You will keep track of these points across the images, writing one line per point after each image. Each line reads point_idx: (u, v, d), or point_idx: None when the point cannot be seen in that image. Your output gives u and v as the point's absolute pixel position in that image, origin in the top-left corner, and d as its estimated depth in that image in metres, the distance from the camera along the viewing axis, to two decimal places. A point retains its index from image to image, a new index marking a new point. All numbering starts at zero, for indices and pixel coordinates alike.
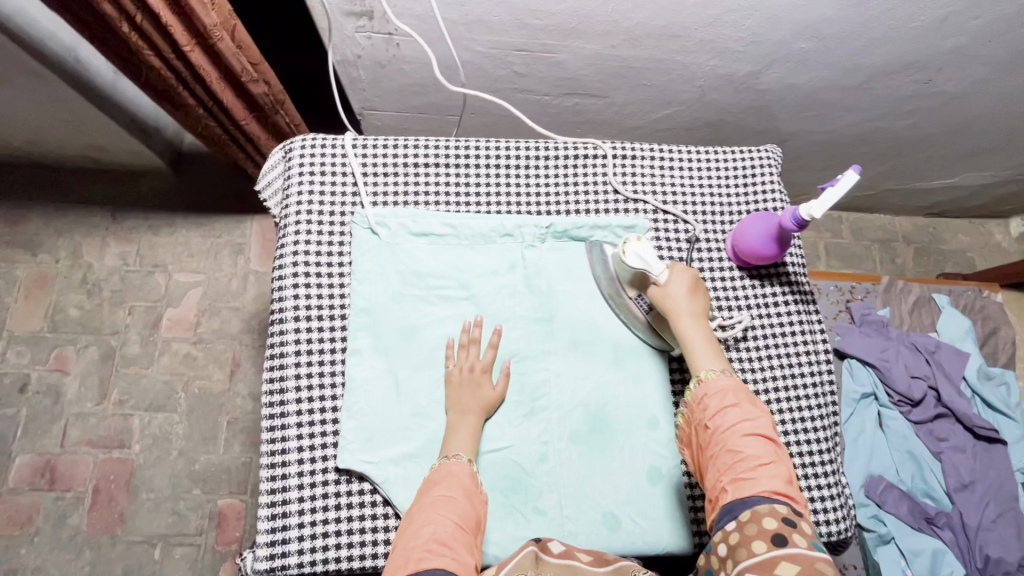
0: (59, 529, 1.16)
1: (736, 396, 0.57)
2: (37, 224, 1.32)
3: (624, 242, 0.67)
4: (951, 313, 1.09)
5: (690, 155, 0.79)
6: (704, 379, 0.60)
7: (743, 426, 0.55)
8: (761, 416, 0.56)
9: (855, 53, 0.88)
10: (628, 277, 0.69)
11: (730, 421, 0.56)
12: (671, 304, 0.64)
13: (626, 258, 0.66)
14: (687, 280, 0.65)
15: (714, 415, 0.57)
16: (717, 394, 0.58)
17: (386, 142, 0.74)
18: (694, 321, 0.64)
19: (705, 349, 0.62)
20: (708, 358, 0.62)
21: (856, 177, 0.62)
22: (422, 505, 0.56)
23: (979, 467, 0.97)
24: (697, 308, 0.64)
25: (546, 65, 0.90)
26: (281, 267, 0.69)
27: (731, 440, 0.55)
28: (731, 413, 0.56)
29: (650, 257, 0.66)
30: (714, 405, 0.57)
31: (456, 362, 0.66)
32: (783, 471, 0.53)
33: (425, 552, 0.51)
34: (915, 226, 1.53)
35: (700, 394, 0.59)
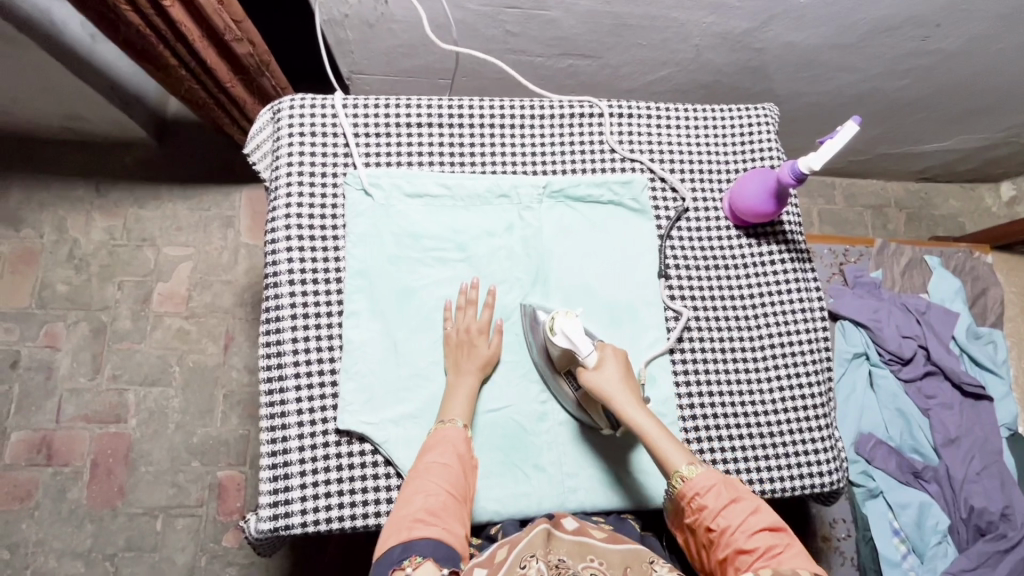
0: (59, 502, 1.17)
1: (728, 488, 0.58)
2: (18, 198, 1.29)
3: (553, 316, 0.62)
4: (942, 275, 1.10)
5: (687, 113, 0.78)
6: (686, 476, 0.58)
7: (751, 521, 0.56)
8: (760, 505, 0.57)
9: (855, 8, 0.86)
10: (555, 356, 0.64)
11: (735, 519, 0.56)
12: (612, 393, 0.61)
13: (554, 336, 0.62)
14: (617, 363, 0.63)
15: (716, 516, 0.57)
16: (710, 491, 0.58)
17: (378, 101, 0.72)
18: (638, 409, 0.61)
19: (668, 440, 0.60)
20: (676, 451, 0.60)
21: (858, 128, 0.60)
22: (417, 471, 0.57)
23: (966, 423, 0.99)
24: (637, 393, 0.62)
25: (540, 23, 0.88)
26: (273, 230, 0.68)
27: (741, 539, 0.55)
28: (735, 510, 0.56)
29: (579, 335, 0.61)
30: (713, 505, 0.57)
31: (453, 324, 0.66)
32: (799, 555, 0.54)
33: (416, 522, 0.54)
34: (906, 190, 1.53)
35: (690, 494, 0.58)
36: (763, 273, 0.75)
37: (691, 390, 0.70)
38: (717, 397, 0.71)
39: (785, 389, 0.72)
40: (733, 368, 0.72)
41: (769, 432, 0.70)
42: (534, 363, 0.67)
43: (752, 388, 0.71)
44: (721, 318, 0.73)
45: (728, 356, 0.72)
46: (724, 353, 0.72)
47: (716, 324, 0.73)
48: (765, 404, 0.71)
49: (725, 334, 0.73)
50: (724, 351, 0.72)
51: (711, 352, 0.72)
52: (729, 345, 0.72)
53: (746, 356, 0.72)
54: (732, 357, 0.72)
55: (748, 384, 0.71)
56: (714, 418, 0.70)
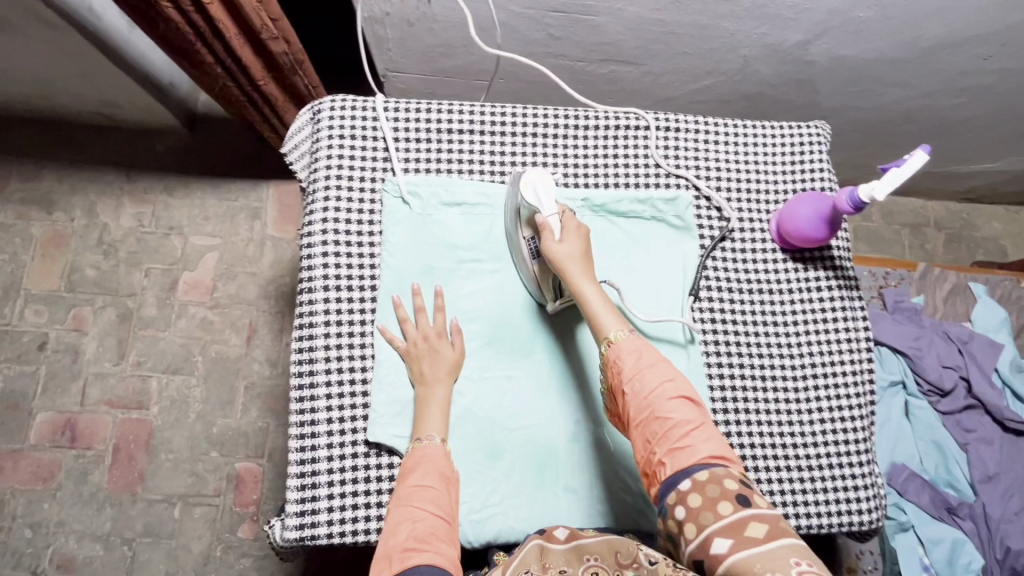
0: (80, 485, 1.18)
1: (649, 355, 0.57)
2: (51, 181, 1.30)
3: (524, 173, 0.63)
4: (987, 304, 1.06)
5: (736, 129, 0.75)
6: (614, 341, 0.57)
7: (665, 389, 0.54)
8: (678, 375, 0.56)
9: (916, 23, 0.82)
10: (525, 217, 0.65)
11: (651, 386, 0.55)
12: (561, 256, 0.60)
13: (524, 190, 0.63)
14: (579, 232, 0.61)
15: (632, 380, 0.55)
16: (631, 355, 0.56)
17: (419, 105, 0.71)
18: (585, 276, 0.60)
19: (607, 309, 0.59)
20: (612, 319, 0.59)
21: (926, 158, 0.58)
22: (400, 500, 0.55)
23: (1005, 460, 0.95)
24: (591, 266, 0.61)
25: (585, 28, 0.85)
26: (309, 233, 0.67)
27: (657, 406, 0.54)
28: (650, 376, 0.55)
29: (545, 194, 0.62)
30: (631, 367, 0.56)
31: (406, 337, 0.64)
32: (711, 429, 0.53)
33: (407, 551, 0.50)
34: (947, 210, 1.47)
35: (612, 358, 0.57)
36: (808, 299, 0.72)
37: (728, 416, 0.68)
38: (755, 426, 0.68)
39: (827, 421, 0.69)
40: (773, 397, 0.69)
41: (808, 465, 0.68)
42: (506, 227, 0.68)
43: (793, 419, 0.69)
44: (763, 343, 0.70)
45: (768, 384, 0.69)
46: (764, 381, 0.70)
47: (757, 349, 0.70)
48: (806, 436, 0.69)
49: (766, 360, 0.70)
50: (765, 379, 0.70)
51: (750, 378, 0.69)
52: (770, 372, 0.70)
53: (787, 384, 0.70)
54: (772, 384, 0.70)
55: (788, 413, 0.69)
56: (751, 448, 0.68)
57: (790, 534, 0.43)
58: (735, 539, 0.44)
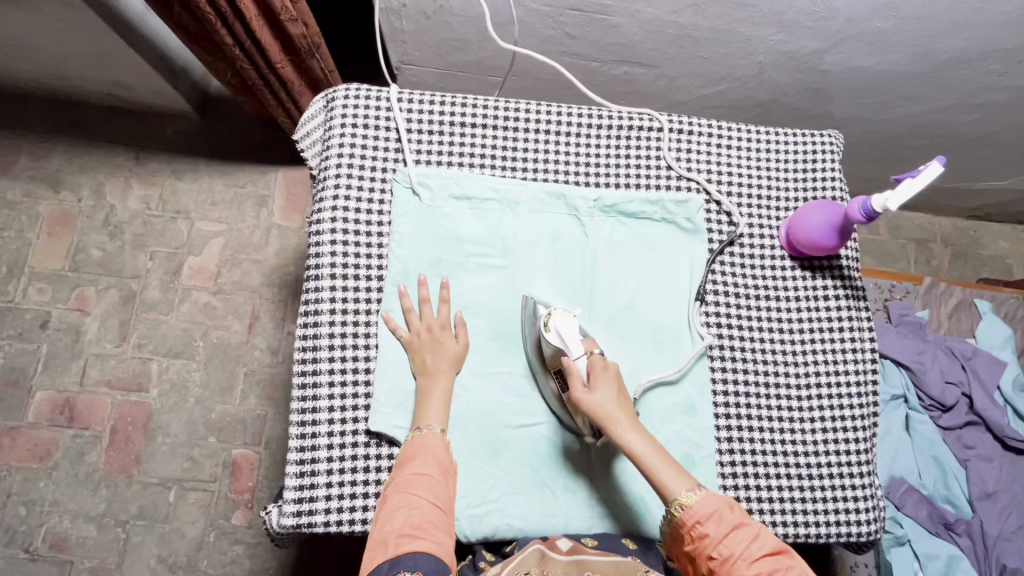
0: (77, 465, 1.18)
1: (728, 514, 0.54)
2: (60, 160, 1.30)
3: (548, 315, 0.61)
4: (992, 321, 1.06)
5: (750, 134, 0.75)
6: (686, 503, 0.55)
7: (755, 547, 0.52)
8: (761, 530, 0.53)
9: (934, 36, 0.82)
10: (549, 361, 0.62)
11: (737, 547, 0.52)
12: (604, 413, 0.58)
13: (548, 334, 0.61)
14: (609, 379, 0.59)
15: (718, 544, 0.53)
16: (711, 519, 0.54)
17: (433, 97, 0.71)
18: (632, 429, 0.58)
19: (667, 465, 0.56)
20: (676, 477, 0.56)
21: (941, 170, 0.58)
22: (398, 485, 0.55)
23: (1005, 479, 0.95)
24: (634, 416, 0.59)
25: (601, 27, 0.85)
26: (319, 220, 0.67)
27: (745, 566, 0.51)
28: (736, 538, 0.52)
29: (572, 335, 0.60)
30: (714, 533, 0.53)
31: (409, 327, 0.64)
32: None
33: (403, 537, 0.51)
34: (955, 227, 1.47)
35: (691, 522, 0.54)
36: (815, 307, 0.72)
37: (730, 421, 0.68)
38: (756, 432, 0.68)
39: (830, 431, 0.69)
40: (776, 405, 0.69)
41: (808, 474, 0.68)
42: (527, 363, 0.65)
43: (795, 427, 0.69)
44: (768, 350, 0.70)
45: (772, 391, 0.69)
46: (768, 388, 0.69)
47: (762, 356, 0.70)
48: (807, 445, 0.68)
49: (771, 367, 0.70)
50: (769, 386, 0.69)
51: (754, 384, 0.69)
52: (775, 379, 0.70)
53: (791, 393, 0.69)
54: (776, 392, 0.69)
55: (791, 421, 0.69)
56: (752, 455, 0.67)
57: None
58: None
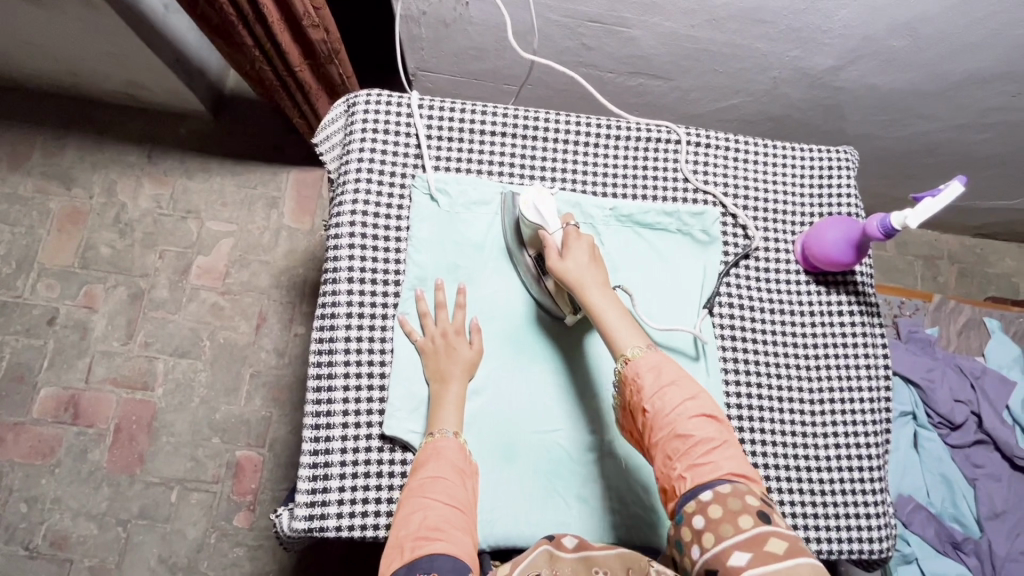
0: (79, 463, 1.17)
1: (667, 371, 0.55)
2: (72, 157, 1.31)
3: (523, 194, 0.64)
4: (1001, 340, 1.06)
5: (766, 149, 0.75)
6: (631, 357, 0.57)
7: (687, 407, 0.53)
8: (699, 393, 0.55)
9: (949, 56, 0.83)
10: (527, 236, 0.65)
11: (671, 404, 0.54)
12: (572, 273, 0.60)
13: (525, 210, 0.64)
14: (583, 245, 0.62)
15: (654, 399, 0.54)
16: (650, 372, 0.55)
17: (453, 104, 0.71)
18: (596, 289, 0.60)
19: (624, 322, 0.58)
20: (630, 334, 0.58)
21: (961, 190, 0.58)
22: (412, 490, 0.55)
23: (1013, 498, 0.95)
24: (602, 279, 0.61)
25: (618, 40, 0.86)
26: (337, 224, 0.67)
27: (678, 423, 0.53)
28: (670, 393, 0.54)
29: (548, 211, 0.63)
30: (651, 385, 0.55)
31: (424, 332, 0.64)
32: (733, 449, 0.52)
33: (419, 540, 0.50)
34: (962, 245, 1.47)
35: (631, 376, 0.56)
36: (829, 322, 0.72)
37: (744, 434, 0.68)
38: (770, 446, 0.68)
39: (842, 445, 0.69)
40: (789, 419, 0.69)
41: (821, 489, 0.67)
42: (506, 241, 0.68)
43: (808, 441, 0.68)
44: (781, 364, 0.70)
45: (786, 405, 0.69)
46: (781, 401, 0.69)
47: (776, 370, 0.70)
48: (820, 460, 0.68)
49: (784, 381, 0.70)
50: (782, 400, 0.69)
51: (768, 398, 0.69)
52: (788, 393, 0.70)
53: (804, 407, 0.69)
54: (789, 406, 0.69)
55: (804, 436, 0.69)
56: (765, 469, 0.67)
57: (809, 555, 0.44)
58: (755, 553, 0.44)
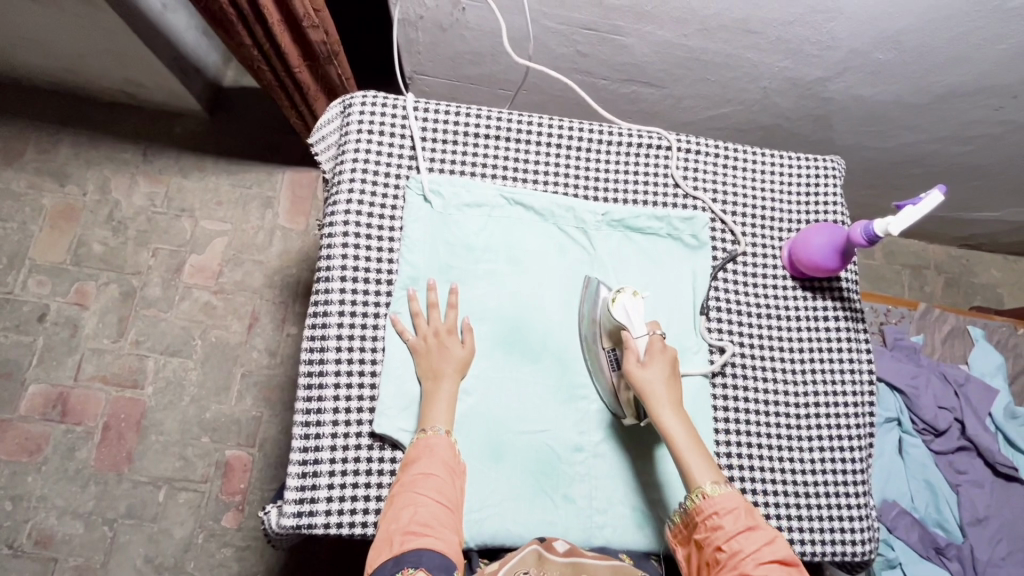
0: (67, 460, 1.17)
1: (745, 516, 0.55)
2: (67, 154, 1.30)
3: (617, 291, 0.64)
4: (984, 348, 1.08)
5: (755, 156, 0.77)
6: (708, 493, 0.56)
7: (764, 551, 0.53)
8: (776, 537, 0.54)
9: (933, 70, 0.85)
10: (604, 327, 0.66)
11: (748, 546, 0.53)
12: (649, 386, 0.60)
13: (613, 308, 0.64)
14: (665, 360, 0.62)
15: (729, 537, 0.54)
16: (730, 513, 0.55)
17: (448, 107, 0.72)
18: (671, 410, 0.60)
19: (701, 456, 0.58)
20: (705, 468, 0.58)
21: (941, 199, 0.60)
22: (404, 485, 0.55)
23: (996, 504, 0.96)
24: (676, 399, 0.61)
25: (612, 48, 0.87)
26: (331, 223, 0.67)
27: (749, 563, 0.52)
28: (748, 537, 0.54)
29: (636, 315, 0.63)
30: (728, 527, 0.54)
31: (417, 331, 0.65)
32: None
33: (408, 535, 0.52)
34: (948, 254, 1.50)
35: (708, 511, 0.56)
36: (815, 327, 0.73)
37: (730, 436, 0.69)
38: (755, 448, 0.69)
39: (826, 449, 0.70)
40: (775, 421, 0.70)
41: (806, 492, 0.68)
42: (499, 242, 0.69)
43: (793, 444, 0.69)
44: (768, 368, 0.71)
45: (772, 408, 0.70)
46: (768, 405, 0.70)
47: (763, 374, 0.71)
48: (805, 462, 0.69)
49: (770, 384, 0.71)
50: (768, 403, 0.70)
51: (754, 401, 0.70)
52: (774, 397, 0.71)
53: (790, 411, 0.70)
54: (775, 409, 0.70)
55: (789, 439, 0.70)
56: (750, 471, 0.68)
57: None
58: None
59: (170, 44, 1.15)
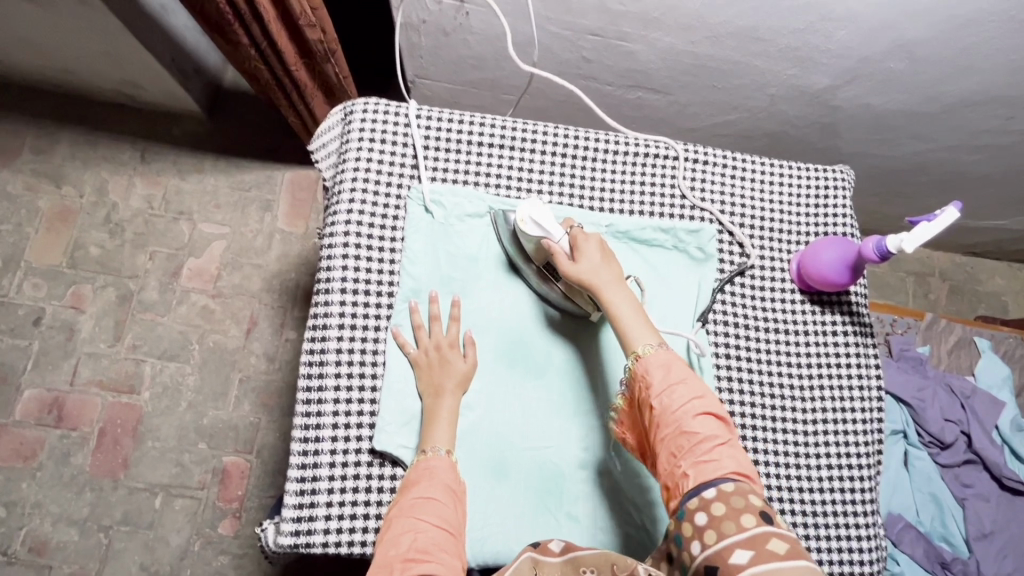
0: (62, 466, 1.15)
1: (675, 368, 0.55)
2: (63, 155, 1.29)
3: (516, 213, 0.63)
4: (991, 359, 1.07)
5: (764, 167, 0.75)
6: (642, 355, 0.57)
7: (693, 405, 0.53)
8: (705, 392, 0.55)
9: (944, 80, 0.84)
10: (530, 250, 0.65)
11: (678, 400, 0.54)
12: (581, 274, 0.60)
13: (523, 227, 0.63)
14: (591, 244, 0.61)
15: (661, 394, 0.54)
16: (661, 368, 0.55)
17: (451, 115, 0.71)
18: (607, 289, 0.60)
19: (638, 321, 0.58)
20: (642, 332, 0.58)
21: (957, 216, 0.58)
22: (402, 511, 0.54)
23: (1002, 518, 0.95)
24: (611, 274, 0.60)
25: (618, 54, 0.86)
26: (331, 233, 0.66)
27: (684, 419, 0.53)
28: (679, 390, 0.54)
29: (547, 221, 0.62)
30: (660, 382, 0.55)
31: (418, 345, 0.63)
32: (736, 446, 0.52)
33: (408, 562, 0.49)
34: (953, 262, 1.49)
35: (640, 372, 0.56)
36: (823, 342, 0.72)
37: None
38: (762, 467, 0.67)
39: (834, 466, 0.69)
40: (782, 439, 0.69)
41: (813, 511, 0.67)
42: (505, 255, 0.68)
43: (800, 462, 0.68)
44: (776, 383, 0.70)
45: (779, 425, 0.69)
46: (775, 421, 0.69)
47: (770, 390, 0.70)
48: (812, 480, 0.68)
49: (777, 400, 0.69)
50: (776, 419, 0.69)
51: (761, 418, 0.69)
52: (781, 413, 0.69)
53: (797, 426, 0.69)
54: (782, 425, 0.69)
55: (796, 456, 0.68)
56: None
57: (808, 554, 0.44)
58: (756, 551, 0.44)
59: (169, 46, 1.13)
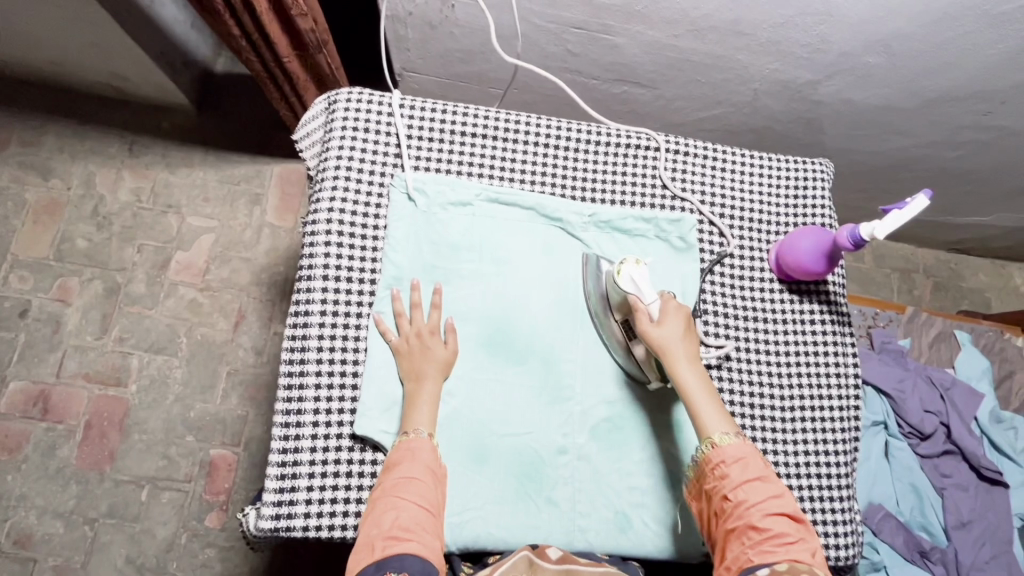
0: (47, 459, 1.15)
1: (753, 466, 0.56)
2: (51, 148, 1.28)
3: (621, 261, 0.64)
4: (971, 352, 1.09)
5: (744, 158, 0.76)
6: (717, 443, 0.57)
7: (769, 502, 0.54)
8: (783, 492, 0.56)
9: (922, 74, 0.85)
10: (615, 301, 0.65)
11: (755, 496, 0.55)
12: (664, 342, 0.60)
13: (619, 279, 0.64)
14: (678, 317, 0.62)
15: (736, 486, 0.55)
16: (738, 463, 0.56)
17: (434, 105, 0.72)
18: (689, 365, 0.60)
19: (713, 406, 0.59)
20: (717, 419, 0.58)
21: (927, 203, 0.59)
22: (385, 490, 0.55)
23: (980, 508, 0.97)
24: (693, 353, 0.61)
25: (603, 47, 0.87)
26: (314, 220, 0.67)
27: (757, 514, 0.54)
28: (756, 487, 0.55)
29: (642, 283, 0.63)
30: (737, 476, 0.56)
31: (399, 331, 0.64)
32: (809, 547, 0.53)
33: (389, 540, 0.51)
34: (937, 258, 1.50)
35: (715, 460, 0.57)
36: (801, 330, 0.73)
37: None
38: None
39: (811, 453, 0.70)
40: (760, 426, 0.69)
41: None
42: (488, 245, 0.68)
43: (778, 449, 0.69)
44: (754, 371, 0.71)
45: (757, 412, 0.70)
46: (753, 409, 0.70)
47: (749, 378, 0.71)
48: (790, 467, 0.69)
49: (756, 388, 0.70)
50: (754, 407, 0.70)
51: (740, 406, 0.70)
52: (760, 400, 0.70)
53: (775, 414, 0.70)
54: (760, 412, 0.70)
55: (774, 443, 0.69)
56: None
57: None
58: None
59: (157, 38, 1.13)
